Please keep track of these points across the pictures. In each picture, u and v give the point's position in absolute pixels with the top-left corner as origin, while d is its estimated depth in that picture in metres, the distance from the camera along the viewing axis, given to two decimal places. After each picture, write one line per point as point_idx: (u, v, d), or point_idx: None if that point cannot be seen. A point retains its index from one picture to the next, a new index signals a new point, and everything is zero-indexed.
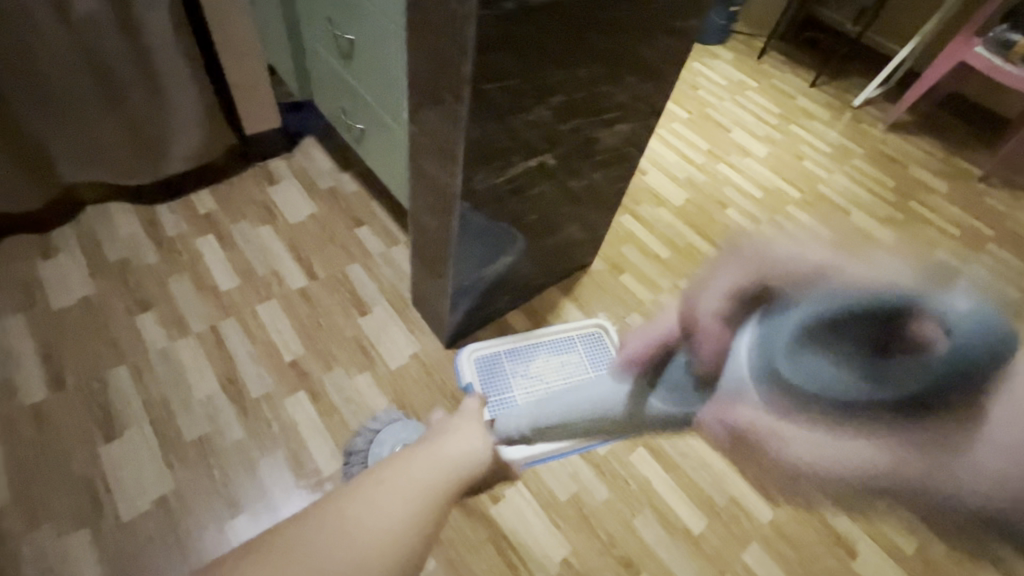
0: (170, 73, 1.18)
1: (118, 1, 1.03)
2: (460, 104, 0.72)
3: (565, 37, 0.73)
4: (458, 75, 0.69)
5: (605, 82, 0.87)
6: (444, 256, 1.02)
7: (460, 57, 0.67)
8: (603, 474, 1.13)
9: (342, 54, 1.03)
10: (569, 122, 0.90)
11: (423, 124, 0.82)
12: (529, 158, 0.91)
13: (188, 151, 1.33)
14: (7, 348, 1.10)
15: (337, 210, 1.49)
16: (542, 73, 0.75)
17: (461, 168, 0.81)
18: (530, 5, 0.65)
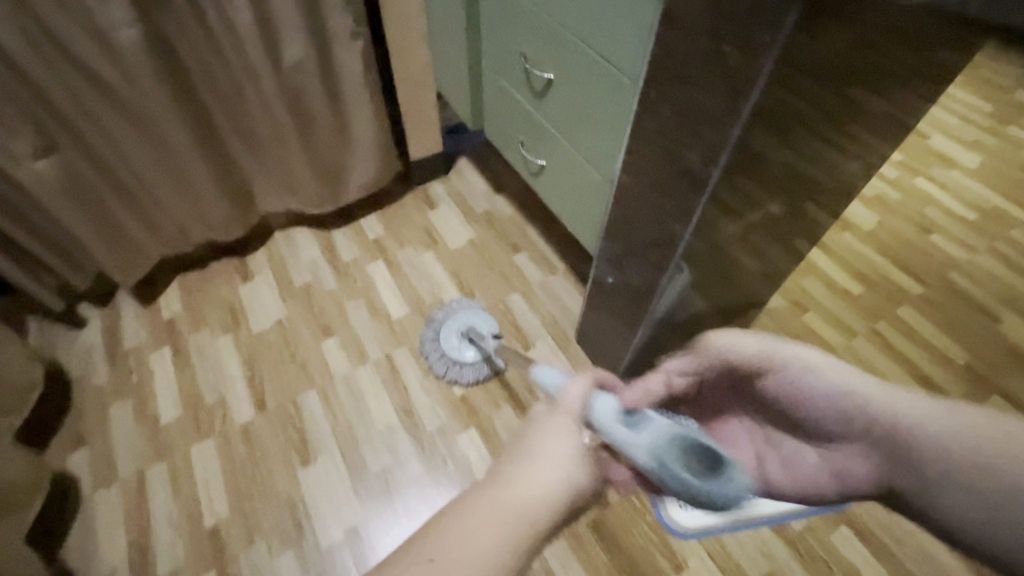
0: (355, 106, 1.20)
1: (318, 40, 1.06)
2: (712, 170, 0.62)
3: (842, 78, 0.61)
4: (713, 135, 0.60)
5: (857, 121, 0.74)
6: (634, 307, 0.95)
7: (728, 118, 0.56)
8: (799, 555, 1.00)
9: (534, 90, 0.98)
10: (812, 169, 0.76)
11: (643, 176, 0.74)
12: (765, 208, 0.77)
13: (364, 180, 1.37)
14: (219, 366, 1.22)
15: (495, 235, 1.47)
16: (810, 121, 0.63)
17: (689, 226, 0.71)
18: (820, 56, 0.54)
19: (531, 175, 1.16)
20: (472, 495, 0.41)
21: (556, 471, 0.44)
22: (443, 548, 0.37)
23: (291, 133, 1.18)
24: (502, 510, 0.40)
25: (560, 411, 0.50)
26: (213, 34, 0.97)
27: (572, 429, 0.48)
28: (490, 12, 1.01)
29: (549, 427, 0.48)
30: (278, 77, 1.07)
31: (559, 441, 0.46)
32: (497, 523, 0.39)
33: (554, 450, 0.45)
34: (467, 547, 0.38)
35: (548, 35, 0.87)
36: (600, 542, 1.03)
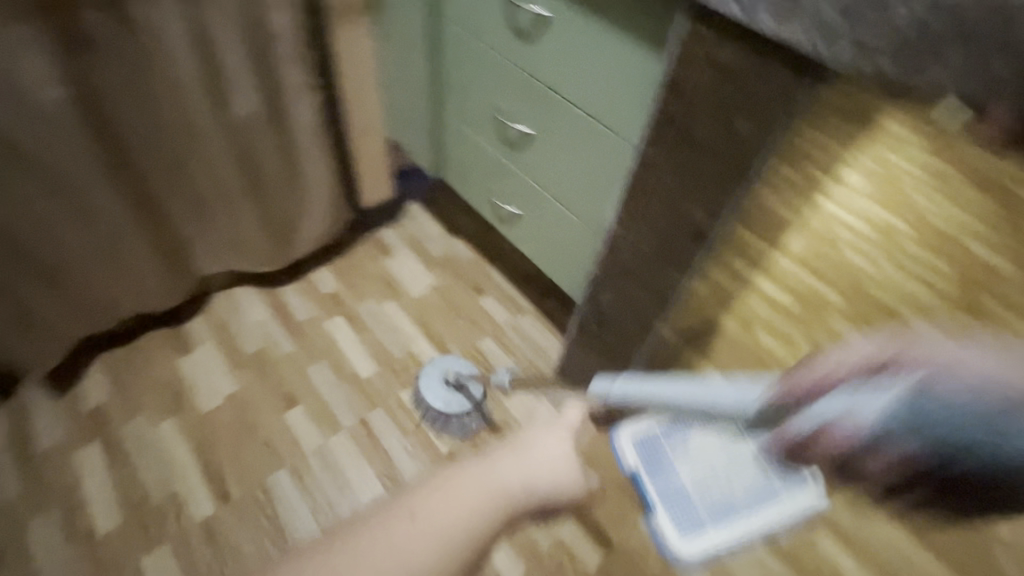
0: (309, 159, 1.14)
1: (271, 94, 1.00)
2: (718, 224, 0.66)
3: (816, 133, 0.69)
4: (721, 189, 0.64)
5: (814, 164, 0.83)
6: (623, 347, 0.98)
7: (739, 173, 0.61)
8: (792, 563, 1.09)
9: (507, 140, 0.99)
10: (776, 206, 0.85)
11: (641, 227, 0.77)
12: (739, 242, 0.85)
13: (316, 232, 1.29)
14: (165, 457, 1.07)
15: (457, 278, 1.44)
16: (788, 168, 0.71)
17: (691, 273, 0.75)
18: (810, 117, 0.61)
19: (500, 220, 1.15)
20: (473, 464, 0.50)
21: (544, 467, 0.54)
22: (432, 504, 0.44)
23: (238, 188, 1.09)
24: (488, 479, 0.49)
25: (555, 425, 0.61)
26: (152, 90, 0.87)
27: (566, 440, 0.59)
28: (456, 62, 1.00)
29: (544, 435, 0.58)
30: (226, 132, 0.99)
31: (548, 446, 0.56)
32: (484, 489, 0.47)
33: (542, 448, 0.56)
34: (457, 501, 0.45)
35: (525, 90, 0.88)
36: None
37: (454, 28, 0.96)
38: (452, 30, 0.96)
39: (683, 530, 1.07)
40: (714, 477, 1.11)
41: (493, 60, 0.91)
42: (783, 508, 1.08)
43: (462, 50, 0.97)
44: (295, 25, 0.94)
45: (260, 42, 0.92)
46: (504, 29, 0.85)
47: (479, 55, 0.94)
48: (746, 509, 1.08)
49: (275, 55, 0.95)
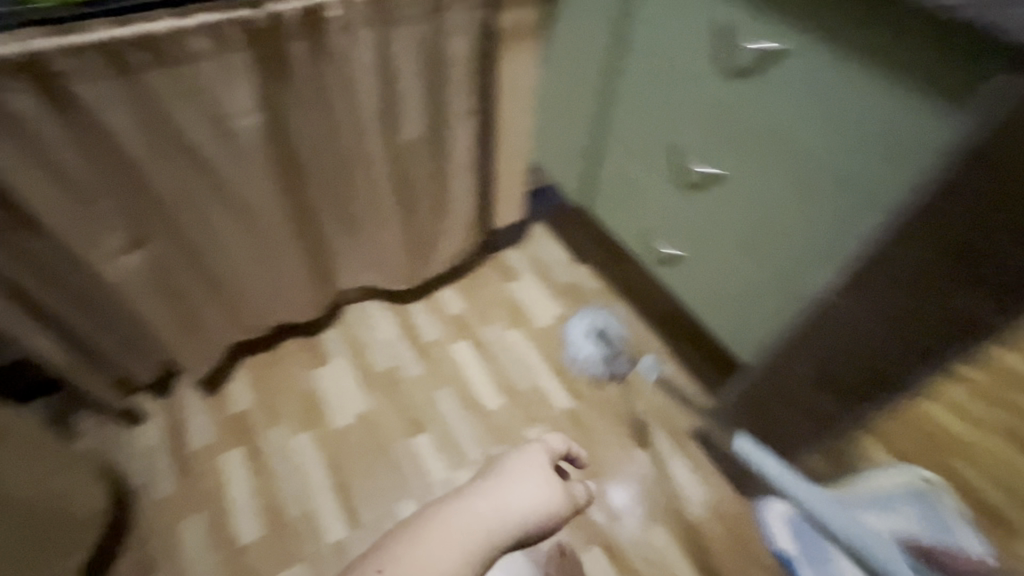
0: (458, 182, 1.11)
1: (436, 120, 0.97)
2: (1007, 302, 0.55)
3: None
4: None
5: None
6: (808, 419, 0.87)
7: None
8: None
9: (687, 181, 0.90)
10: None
11: (874, 295, 0.66)
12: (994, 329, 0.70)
13: (450, 253, 1.26)
14: (301, 472, 1.08)
15: (584, 310, 1.37)
16: None
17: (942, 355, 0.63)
18: None
19: (654, 261, 1.07)
20: (442, 506, 0.42)
21: (530, 497, 0.46)
22: (401, 556, 0.38)
23: (390, 209, 1.08)
24: (464, 524, 0.41)
25: (532, 446, 0.54)
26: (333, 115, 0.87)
27: (541, 460, 0.52)
28: (631, 90, 0.92)
29: (519, 456, 0.51)
30: (389, 156, 0.98)
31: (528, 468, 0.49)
32: (457, 533, 0.40)
33: (528, 474, 0.48)
34: (425, 553, 0.38)
35: (727, 130, 0.78)
36: None
37: (636, 55, 0.88)
38: (633, 57, 0.88)
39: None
40: None
41: (685, 95, 0.82)
42: None
43: (644, 79, 0.88)
44: (469, 51, 0.91)
45: (435, 68, 0.90)
46: (712, 63, 0.76)
47: (666, 86, 0.85)
48: None
49: (447, 82, 0.93)
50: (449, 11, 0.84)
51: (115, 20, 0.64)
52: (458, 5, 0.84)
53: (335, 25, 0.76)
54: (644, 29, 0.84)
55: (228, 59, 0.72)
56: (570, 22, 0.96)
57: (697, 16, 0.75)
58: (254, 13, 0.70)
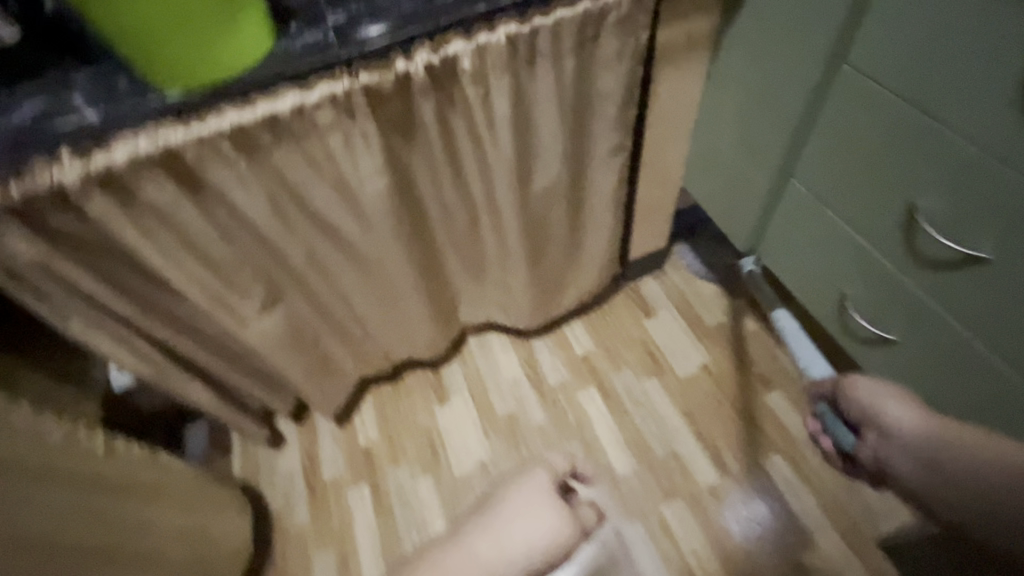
0: (596, 222, 0.97)
1: (576, 160, 0.83)
2: None
3: None
4: None
5: None
6: None
7: None
8: None
9: (925, 257, 0.67)
10: None
11: None
12: None
13: (581, 291, 1.13)
14: (423, 518, 1.07)
15: (737, 361, 1.16)
16: None
17: None
18: None
19: (843, 329, 0.86)
20: (466, 541, 0.83)
21: (518, 536, 0.81)
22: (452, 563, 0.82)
23: (520, 253, 0.97)
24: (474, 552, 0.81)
25: (529, 482, 0.85)
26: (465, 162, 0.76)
27: (531, 491, 0.84)
28: (845, 135, 0.69)
29: (518, 502, 0.84)
30: (523, 202, 0.86)
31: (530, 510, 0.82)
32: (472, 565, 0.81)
33: (525, 516, 0.82)
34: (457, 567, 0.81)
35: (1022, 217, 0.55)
36: None
37: (865, 91, 0.64)
38: (861, 94, 0.65)
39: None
40: None
41: (947, 157, 0.59)
42: None
43: (872, 124, 0.65)
44: (623, 80, 0.74)
45: (581, 106, 0.75)
46: (1001, 120, 0.53)
47: (913, 139, 0.61)
48: None
49: (592, 118, 0.78)
50: (601, 42, 0.68)
51: (237, 100, 0.59)
52: (614, 32, 0.68)
53: (469, 77, 0.65)
54: (884, 59, 0.61)
55: (352, 129, 0.65)
56: (751, 40, 0.75)
57: (990, 58, 0.51)
58: (377, 77, 0.61)
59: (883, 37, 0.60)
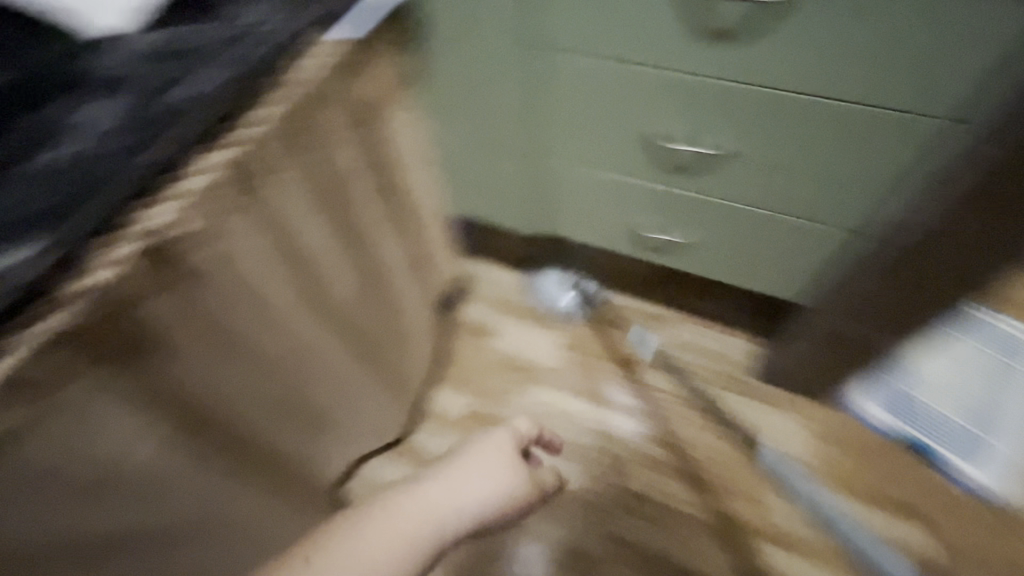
0: (405, 290, 0.86)
1: (354, 249, 0.70)
2: None
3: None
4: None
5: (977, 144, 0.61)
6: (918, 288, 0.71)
7: None
8: None
9: (676, 165, 0.81)
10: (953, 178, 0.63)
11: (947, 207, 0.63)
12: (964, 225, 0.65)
13: (426, 359, 1.02)
14: None
15: (584, 318, 1.18)
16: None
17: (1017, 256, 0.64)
18: None
19: (645, 251, 0.98)
20: None
21: None
22: None
23: (355, 372, 0.80)
24: (395, 529, 0.43)
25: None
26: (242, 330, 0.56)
27: None
28: (577, 104, 0.79)
29: (491, 440, 0.59)
30: (331, 324, 0.70)
31: (501, 447, 0.58)
32: None
33: (480, 462, 0.54)
34: None
35: (725, 99, 0.70)
36: (972, 563, 0.89)
37: (579, 66, 0.74)
38: (574, 68, 0.74)
39: (974, 459, 0.94)
40: (973, 398, 0.98)
41: (655, 84, 0.72)
42: None
43: (595, 86, 0.75)
44: (359, 149, 0.65)
45: (336, 195, 0.63)
46: (686, 49, 0.67)
47: (627, 82, 0.73)
48: (1011, 412, 0.97)
49: (351, 198, 0.66)
50: (325, 118, 0.56)
51: None
52: (333, 103, 0.56)
53: (200, 238, 0.46)
54: (583, 35, 0.70)
55: (75, 399, 0.41)
56: (456, 60, 0.78)
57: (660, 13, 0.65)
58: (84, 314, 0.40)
59: (573, 18, 0.69)
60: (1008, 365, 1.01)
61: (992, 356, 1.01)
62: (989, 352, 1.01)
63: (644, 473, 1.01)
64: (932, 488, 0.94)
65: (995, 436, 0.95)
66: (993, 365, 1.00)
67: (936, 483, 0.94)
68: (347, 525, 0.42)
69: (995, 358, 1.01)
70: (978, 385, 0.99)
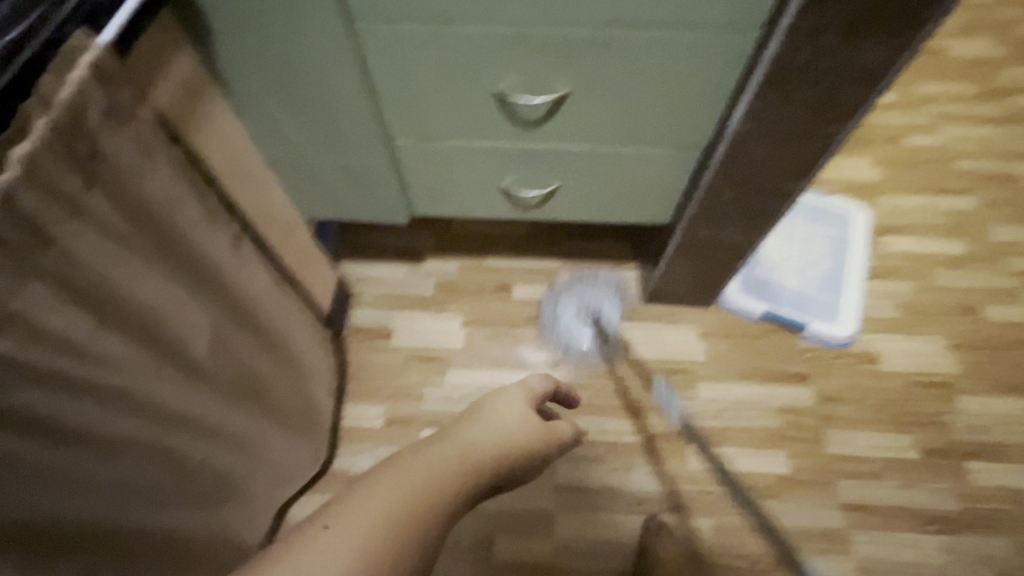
0: (278, 315, 0.76)
1: (210, 288, 0.60)
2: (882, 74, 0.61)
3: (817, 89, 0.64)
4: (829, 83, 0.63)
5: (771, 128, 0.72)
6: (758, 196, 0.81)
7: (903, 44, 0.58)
8: (910, 269, 1.17)
9: (526, 121, 0.77)
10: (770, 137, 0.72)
11: (774, 117, 0.68)
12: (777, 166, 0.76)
13: (328, 383, 0.92)
14: None
15: (477, 291, 1.16)
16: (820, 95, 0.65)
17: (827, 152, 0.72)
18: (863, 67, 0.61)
19: (519, 210, 0.96)
20: None
21: None
22: None
23: (248, 424, 0.70)
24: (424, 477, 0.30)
25: None
26: (65, 438, 0.43)
27: None
28: (405, 76, 0.71)
29: (500, 396, 0.45)
30: (200, 381, 0.59)
31: (509, 404, 0.44)
32: None
33: (488, 417, 0.40)
34: None
35: (560, 46, 0.66)
36: (841, 403, 1.06)
37: (392, 34, 0.65)
38: (388, 38, 0.66)
39: (823, 318, 1.10)
40: (810, 267, 1.15)
41: (485, 41, 0.66)
42: (859, 254, 1.17)
43: (417, 54, 0.68)
44: (171, 172, 0.54)
45: (156, 234, 0.51)
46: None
47: (449, 47, 0.67)
48: (840, 270, 1.15)
49: (179, 230, 0.55)
50: (112, 147, 0.46)
51: None
52: (114, 128, 0.46)
53: None
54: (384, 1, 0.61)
55: None
56: (252, 46, 0.66)
57: None
58: None
59: None
60: (828, 234, 1.19)
61: (815, 228, 1.19)
62: (813, 225, 1.19)
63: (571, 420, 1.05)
64: (799, 353, 1.10)
65: (833, 291, 1.13)
66: (818, 235, 1.18)
67: (801, 349, 1.10)
68: (413, 453, 0.31)
69: (826, 232, 1.19)
70: (811, 254, 1.16)
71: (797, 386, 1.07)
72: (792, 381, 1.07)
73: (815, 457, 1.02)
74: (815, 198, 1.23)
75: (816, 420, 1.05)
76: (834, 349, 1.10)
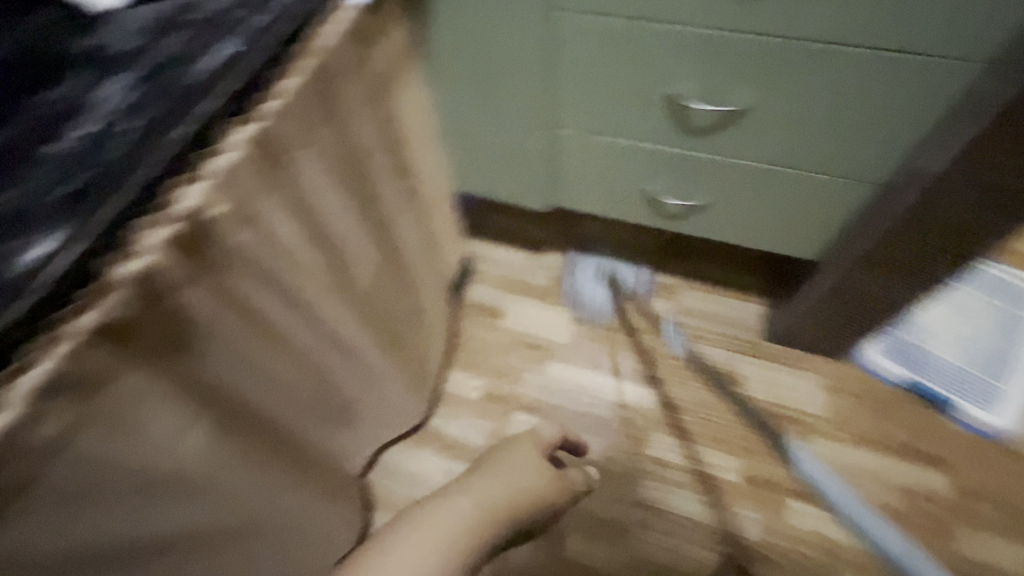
0: (420, 269, 0.82)
1: (378, 229, 0.66)
2: None
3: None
4: None
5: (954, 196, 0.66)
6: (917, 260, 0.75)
7: None
8: None
9: (694, 127, 0.77)
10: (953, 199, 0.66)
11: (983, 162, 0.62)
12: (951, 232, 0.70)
13: (442, 344, 0.98)
14: None
15: (592, 291, 1.17)
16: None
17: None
18: None
19: (658, 219, 0.95)
20: None
21: None
22: None
23: (378, 360, 0.76)
24: (449, 523, 0.58)
25: None
26: (264, 326, 0.51)
27: None
28: (589, 67, 0.74)
29: (495, 472, 0.67)
30: (356, 308, 0.66)
31: (507, 469, 0.67)
32: None
33: (490, 476, 0.66)
34: None
35: (754, 53, 0.66)
36: (984, 500, 0.92)
37: (589, 25, 0.69)
38: (585, 28, 0.69)
39: (979, 403, 0.97)
40: (974, 344, 1.02)
41: (679, 40, 0.67)
42: None
43: (607, 46, 0.70)
44: (376, 122, 0.61)
45: (355, 170, 0.58)
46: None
47: (641, 44, 0.69)
48: (1010, 356, 1.01)
49: (371, 172, 0.62)
50: (343, 92, 0.53)
51: None
52: (348, 75, 0.53)
53: (227, 224, 0.43)
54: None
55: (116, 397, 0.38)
56: (459, 23, 0.73)
57: None
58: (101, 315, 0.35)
59: None
60: (1004, 313, 1.05)
61: (989, 304, 1.05)
62: (986, 300, 1.06)
63: (665, 440, 1.02)
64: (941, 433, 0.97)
65: (998, 376, 0.99)
66: (991, 313, 1.05)
67: (945, 429, 0.97)
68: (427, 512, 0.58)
69: (1000, 311, 1.05)
70: (977, 331, 1.03)
71: (931, 468, 0.95)
72: (926, 461, 0.95)
73: (939, 552, 0.90)
74: (994, 272, 1.09)
75: (949, 511, 0.92)
76: (987, 439, 0.96)
